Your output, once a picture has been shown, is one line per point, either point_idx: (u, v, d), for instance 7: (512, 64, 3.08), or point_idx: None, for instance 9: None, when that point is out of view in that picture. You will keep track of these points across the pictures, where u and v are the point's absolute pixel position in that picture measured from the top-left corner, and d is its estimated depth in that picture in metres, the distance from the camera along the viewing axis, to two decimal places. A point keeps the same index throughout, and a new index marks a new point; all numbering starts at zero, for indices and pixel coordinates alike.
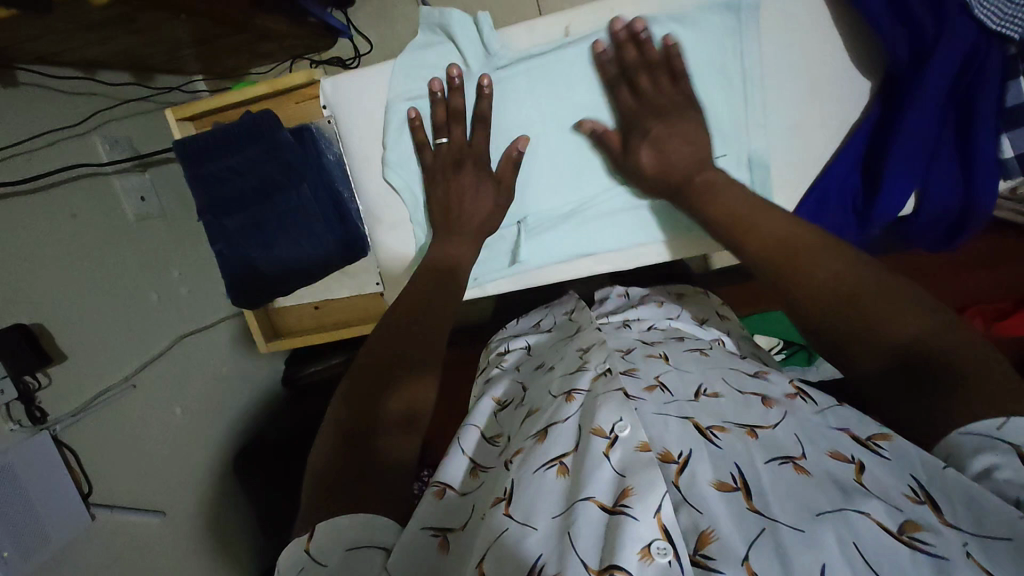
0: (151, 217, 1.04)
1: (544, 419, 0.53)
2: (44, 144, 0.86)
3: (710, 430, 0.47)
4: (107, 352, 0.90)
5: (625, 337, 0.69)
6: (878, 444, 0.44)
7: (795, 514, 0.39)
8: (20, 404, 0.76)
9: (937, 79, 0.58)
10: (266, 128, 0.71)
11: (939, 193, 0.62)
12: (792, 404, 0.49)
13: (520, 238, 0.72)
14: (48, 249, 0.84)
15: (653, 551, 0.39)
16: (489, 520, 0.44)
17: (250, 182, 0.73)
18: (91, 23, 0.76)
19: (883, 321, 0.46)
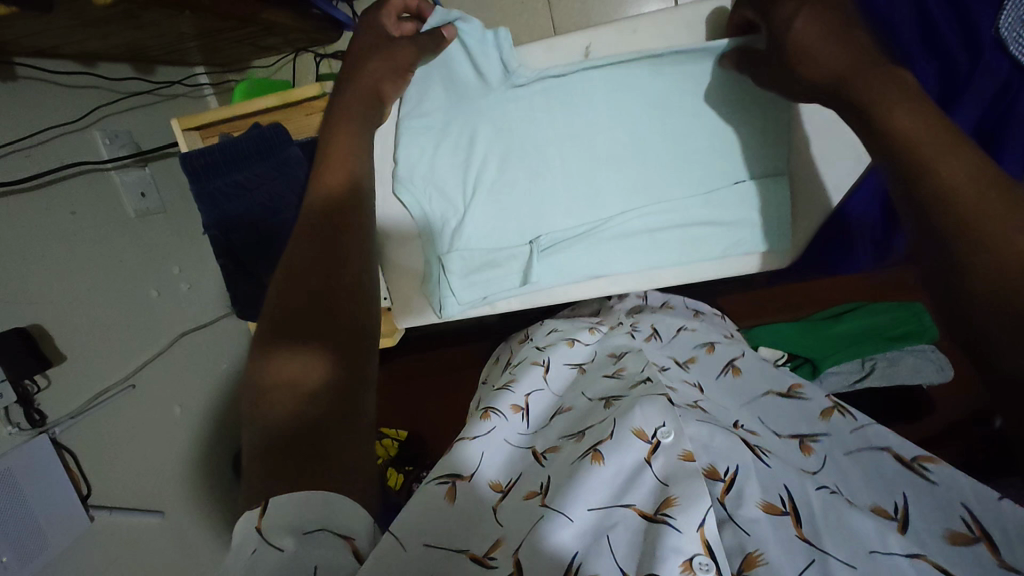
0: (151, 213, 1.03)
1: (580, 423, 0.56)
2: (43, 140, 0.84)
3: (759, 448, 0.48)
4: (106, 351, 0.89)
5: (657, 345, 0.71)
6: (925, 468, 0.50)
7: (845, 544, 0.40)
8: (19, 408, 0.75)
9: (963, 120, 0.59)
10: (276, 143, 0.69)
11: None
12: (832, 427, 0.56)
13: (530, 257, 0.71)
14: (48, 247, 0.83)
15: (695, 565, 0.38)
16: (520, 512, 0.46)
17: (257, 199, 0.70)
18: (92, 20, 0.74)
19: None
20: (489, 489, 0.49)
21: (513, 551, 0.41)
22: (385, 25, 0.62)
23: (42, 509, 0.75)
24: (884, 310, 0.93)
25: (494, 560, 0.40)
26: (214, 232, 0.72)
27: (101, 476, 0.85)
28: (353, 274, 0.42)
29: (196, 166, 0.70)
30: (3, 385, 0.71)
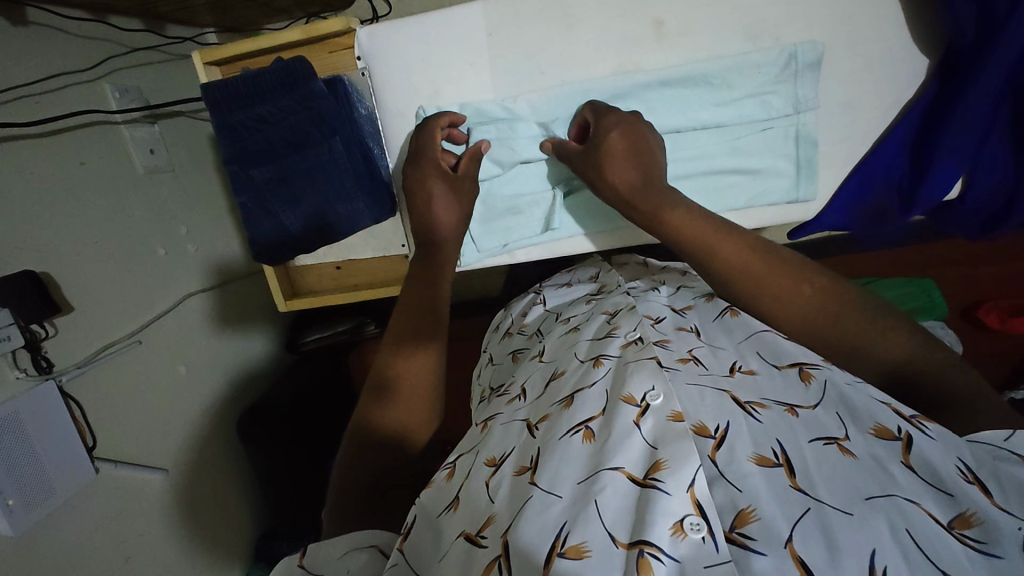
0: (160, 171, 1.01)
1: (571, 384, 0.53)
2: (53, 88, 0.82)
3: (750, 405, 0.46)
4: (114, 305, 0.88)
5: (654, 299, 0.67)
6: (924, 423, 0.44)
7: (840, 496, 0.39)
8: (26, 353, 0.74)
9: (1001, 61, 0.60)
10: (300, 76, 0.67)
11: (984, 180, 0.67)
12: (828, 371, 0.50)
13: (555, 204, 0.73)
14: (57, 195, 0.81)
15: (686, 527, 0.39)
16: (510, 486, 0.46)
17: (279, 133, 0.70)
18: None
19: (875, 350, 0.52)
20: (481, 467, 0.49)
21: (503, 534, 0.42)
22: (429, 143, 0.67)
23: (48, 455, 0.75)
24: (890, 287, 0.96)
25: (486, 538, 0.43)
26: (234, 168, 0.72)
27: (106, 429, 0.85)
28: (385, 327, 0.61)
29: (217, 97, 0.69)
30: (11, 328, 0.71)
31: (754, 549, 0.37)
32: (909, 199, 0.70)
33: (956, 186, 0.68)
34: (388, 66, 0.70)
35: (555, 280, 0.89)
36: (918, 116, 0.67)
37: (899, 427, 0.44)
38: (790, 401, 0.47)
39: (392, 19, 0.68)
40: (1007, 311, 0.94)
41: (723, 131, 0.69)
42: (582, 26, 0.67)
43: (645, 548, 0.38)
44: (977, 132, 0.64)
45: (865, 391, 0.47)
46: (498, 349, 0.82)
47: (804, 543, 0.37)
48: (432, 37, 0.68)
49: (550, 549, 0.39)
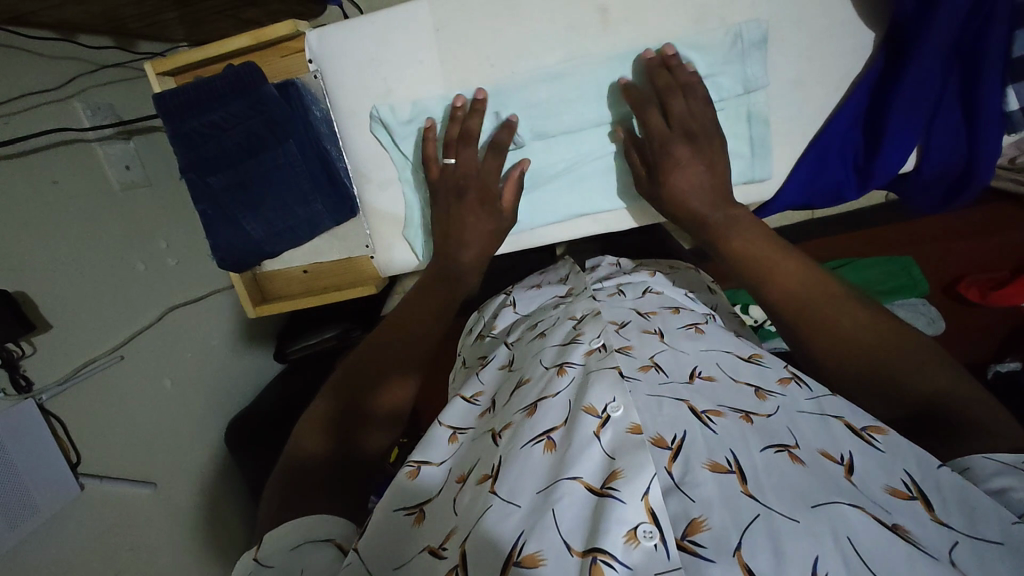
0: (137, 186, 1.02)
1: (534, 393, 0.53)
2: (23, 108, 0.83)
3: (706, 415, 0.47)
4: (93, 322, 0.89)
5: (617, 307, 0.68)
6: (873, 437, 0.45)
7: (787, 503, 0.39)
8: (4, 373, 0.74)
9: (943, 31, 0.59)
10: (252, 84, 0.69)
11: (938, 153, 0.68)
12: (785, 393, 0.51)
13: None
14: (31, 214, 0.82)
15: (639, 535, 0.39)
16: (470, 496, 0.46)
17: (234, 139, 0.71)
18: None
19: (908, 376, 0.49)
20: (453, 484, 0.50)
21: (462, 542, 0.42)
22: (434, 151, 0.70)
23: (30, 473, 0.75)
24: (872, 265, 0.98)
25: (446, 549, 0.43)
26: (190, 175, 0.72)
27: (91, 445, 0.85)
28: (382, 352, 0.61)
29: (170, 107, 0.70)
30: None
31: (703, 556, 0.36)
32: (866, 172, 0.69)
33: (912, 158, 0.69)
34: (339, 67, 0.70)
35: (528, 283, 0.89)
36: (867, 92, 0.67)
37: (844, 450, 0.44)
38: (745, 410, 0.49)
39: (339, 20, 0.68)
40: (987, 285, 0.93)
41: None
42: (531, 19, 0.67)
43: (598, 556, 0.38)
44: (929, 101, 0.63)
45: (820, 408, 0.48)
46: (471, 351, 0.83)
47: (752, 549, 0.36)
48: (382, 37, 0.68)
49: (505, 561, 0.39)
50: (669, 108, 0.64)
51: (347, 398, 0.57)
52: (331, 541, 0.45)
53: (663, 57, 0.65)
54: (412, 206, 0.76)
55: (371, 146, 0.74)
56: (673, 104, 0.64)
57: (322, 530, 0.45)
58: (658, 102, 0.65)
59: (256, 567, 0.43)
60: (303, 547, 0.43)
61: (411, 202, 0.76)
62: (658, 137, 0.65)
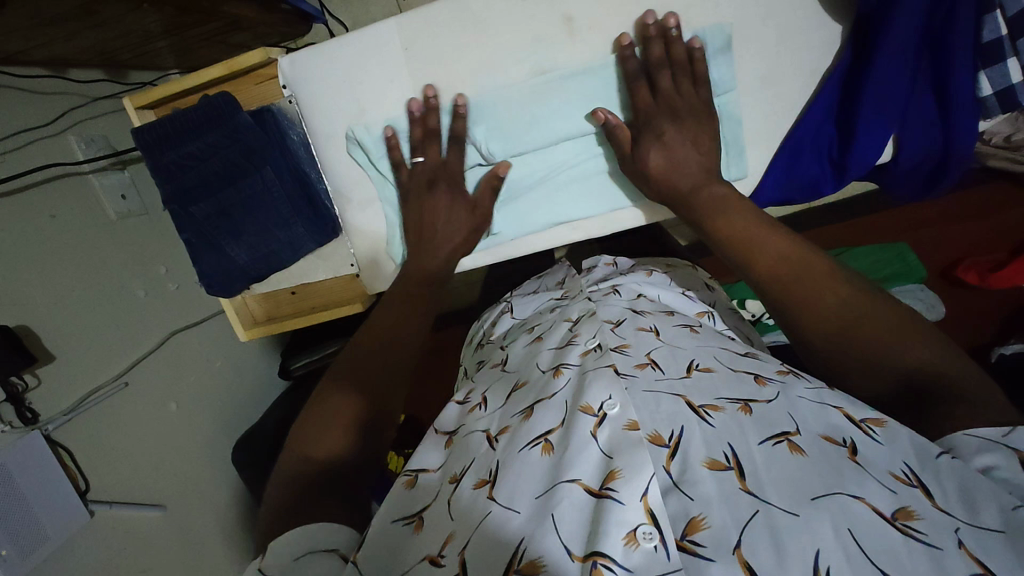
0: (134, 215, 1.04)
1: (532, 396, 0.54)
2: (18, 146, 0.84)
3: (704, 409, 0.47)
4: (97, 351, 0.91)
5: (614, 303, 0.68)
6: (872, 427, 0.43)
7: (789, 498, 0.39)
8: (10, 406, 0.76)
9: (907, 21, 0.60)
10: (223, 113, 0.71)
11: (914, 141, 0.68)
12: (787, 382, 0.49)
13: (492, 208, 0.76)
14: (29, 249, 0.83)
15: (639, 536, 0.39)
16: (467, 500, 0.46)
17: (213, 168, 0.72)
18: (51, 17, 0.74)
19: (891, 350, 0.47)
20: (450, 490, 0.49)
21: (461, 551, 0.42)
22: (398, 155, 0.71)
23: (41, 503, 0.77)
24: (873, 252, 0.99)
25: (444, 556, 0.42)
26: (173, 207, 0.73)
27: (100, 471, 0.87)
28: (380, 352, 0.60)
29: (149, 140, 0.71)
30: None
31: (704, 556, 0.37)
32: (840, 166, 0.70)
33: (889, 147, 0.70)
34: (313, 90, 0.71)
35: (523, 289, 0.89)
36: (838, 84, 0.68)
37: (845, 436, 0.43)
38: (743, 400, 0.48)
39: (309, 45, 0.68)
40: (985, 267, 0.92)
41: None
42: (503, 34, 0.68)
43: (599, 560, 0.39)
44: (901, 94, 0.64)
45: (820, 396, 0.47)
46: (468, 359, 0.83)
47: (752, 548, 0.37)
48: (352, 58, 0.69)
49: (507, 564, 0.40)
50: (656, 82, 0.65)
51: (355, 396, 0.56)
52: (336, 551, 0.44)
53: (659, 25, 0.65)
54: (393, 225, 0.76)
55: (349, 164, 0.75)
56: (660, 80, 0.65)
57: (328, 541, 0.45)
58: (647, 77, 0.66)
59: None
60: (305, 556, 0.43)
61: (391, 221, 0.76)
62: (644, 112, 0.65)
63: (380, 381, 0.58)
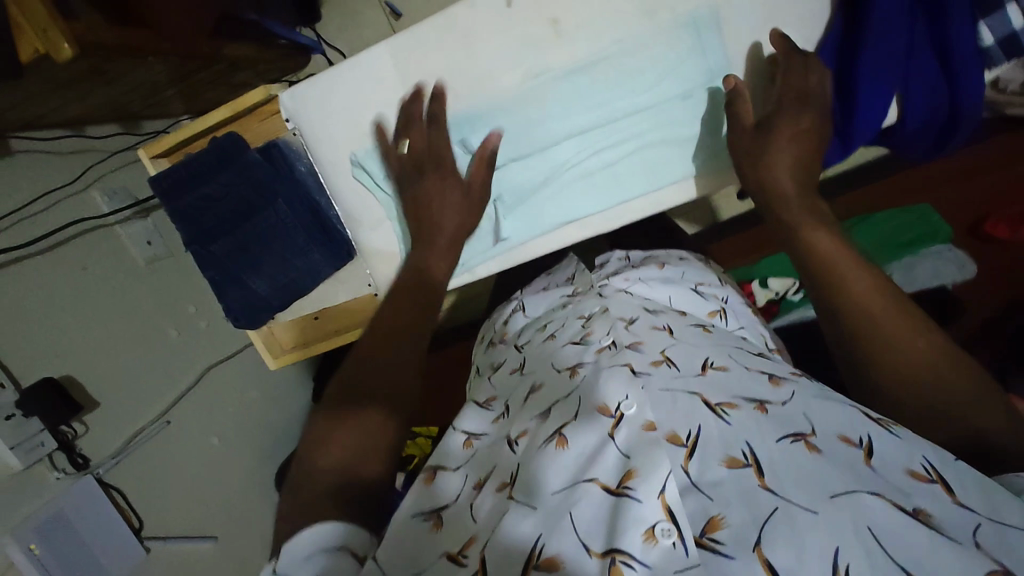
0: (161, 258, 1.05)
1: (547, 398, 0.54)
2: (44, 206, 0.88)
3: (721, 407, 0.47)
4: (136, 393, 0.94)
5: (626, 301, 0.68)
6: (890, 425, 0.45)
7: (808, 495, 0.40)
8: (62, 454, 0.82)
9: None
10: (236, 152, 0.73)
11: (918, 99, 0.66)
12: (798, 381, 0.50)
13: (499, 216, 0.76)
14: (62, 303, 0.87)
15: (658, 532, 0.40)
16: (491, 504, 0.47)
17: (228, 207, 0.75)
18: (66, 81, 0.77)
19: (964, 409, 0.48)
20: (472, 492, 0.50)
21: (483, 549, 0.43)
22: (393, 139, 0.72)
23: (97, 544, 0.82)
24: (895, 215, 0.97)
25: (466, 556, 0.43)
26: (195, 248, 0.75)
27: (150, 509, 0.91)
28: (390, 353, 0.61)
29: (165, 187, 0.74)
30: (43, 434, 0.79)
31: (725, 553, 0.38)
32: (845, 132, 0.68)
33: (893, 108, 0.68)
34: (315, 122, 0.73)
35: (537, 285, 0.89)
36: (833, 50, 0.68)
37: (862, 434, 0.44)
38: (757, 399, 0.48)
39: (308, 77, 0.71)
40: (1014, 220, 0.90)
41: (652, 114, 0.72)
42: (495, 41, 0.69)
43: (617, 556, 0.40)
44: (899, 50, 0.63)
45: (833, 397, 0.48)
46: (480, 358, 0.83)
47: (772, 543, 0.38)
48: (353, 86, 0.71)
49: (526, 562, 0.41)
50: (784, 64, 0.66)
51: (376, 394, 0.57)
52: (343, 546, 0.45)
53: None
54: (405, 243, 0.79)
55: (355, 187, 0.77)
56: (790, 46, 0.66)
57: (336, 534, 0.45)
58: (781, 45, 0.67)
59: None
60: (314, 554, 0.43)
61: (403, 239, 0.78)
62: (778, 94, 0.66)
63: (393, 381, 0.58)
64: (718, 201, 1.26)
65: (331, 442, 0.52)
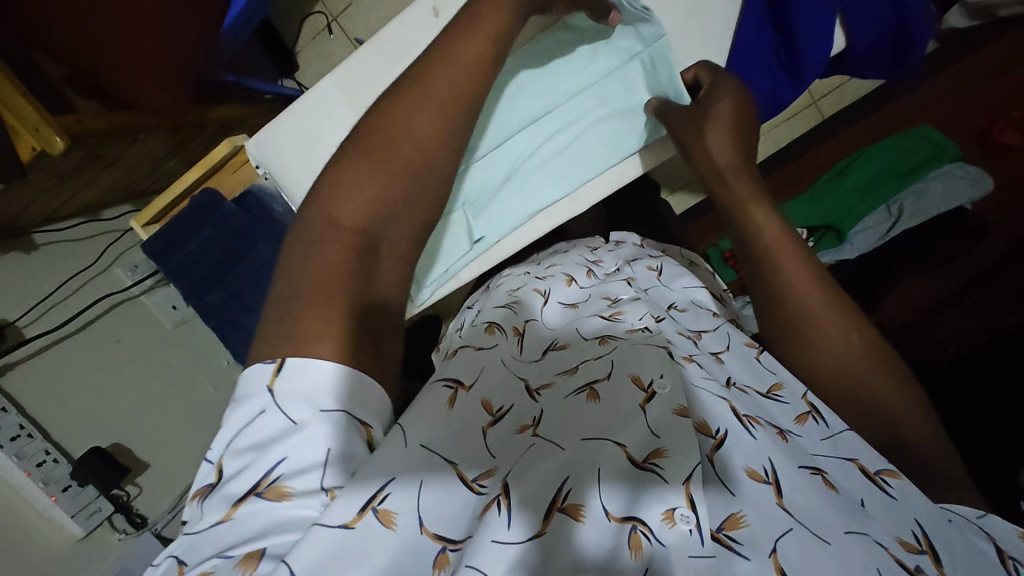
0: (190, 320, 1.11)
1: (577, 361, 0.57)
2: (72, 291, 0.95)
3: (748, 420, 0.48)
4: (181, 450, 1.00)
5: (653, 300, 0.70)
6: (886, 481, 0.47)
7: (822, 525, 0.41)
8: (121, 515, 0.88)
9: None
10: (212, 205, 0.79)
11: (861, 21, 0.75)
12: (804, 428, 0.51)
13: (468, 219, 0.75)
14: (101, 375, 0.93)
15: (676, 516, 0.39)
16: (508, 438, 0.47)
17: (217, 258, 0.79)
18: (69, 172, 0.83)
19: (905, 422, 0.52)
20: (479, 410, 0.49)
21: (503, 479, 0.41)
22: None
23: None
24: (904, 140, 0.94)
25: (484, 486, 0.41)
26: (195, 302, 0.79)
27: None
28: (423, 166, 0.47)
29: (158, 250, 0.77)
30: (99, 499, 0.85)
31: (738, 552, 0.38)
32: (795, 70, 0.79)
33: (839, 34, 0.77)
34: (280, 161, 0.75)
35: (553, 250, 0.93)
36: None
37: (861, 499, 0.46)
38: (778, 427, 0.50)
39: (267, 124, 0.73)
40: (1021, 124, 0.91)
41: (595, 95, 0.76)
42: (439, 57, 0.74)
43: (638, 526, 0.39)
44: None
45: (835, 449, 0.49)
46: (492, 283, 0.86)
47: (787, 553, 0.39)
48: (307, 122, 0.74)
49: (551, 500, 0.39)
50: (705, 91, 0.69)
51: (400, 192, 0.46)
52: (364, 426, 0.39)
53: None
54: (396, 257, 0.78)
55: None
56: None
57: (364, 408, 0.39)
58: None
59: (272, 402, 0.37)
60: (336, 414, 0.37)
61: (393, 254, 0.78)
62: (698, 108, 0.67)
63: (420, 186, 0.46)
64: None
65: (322, 257, 0.41)
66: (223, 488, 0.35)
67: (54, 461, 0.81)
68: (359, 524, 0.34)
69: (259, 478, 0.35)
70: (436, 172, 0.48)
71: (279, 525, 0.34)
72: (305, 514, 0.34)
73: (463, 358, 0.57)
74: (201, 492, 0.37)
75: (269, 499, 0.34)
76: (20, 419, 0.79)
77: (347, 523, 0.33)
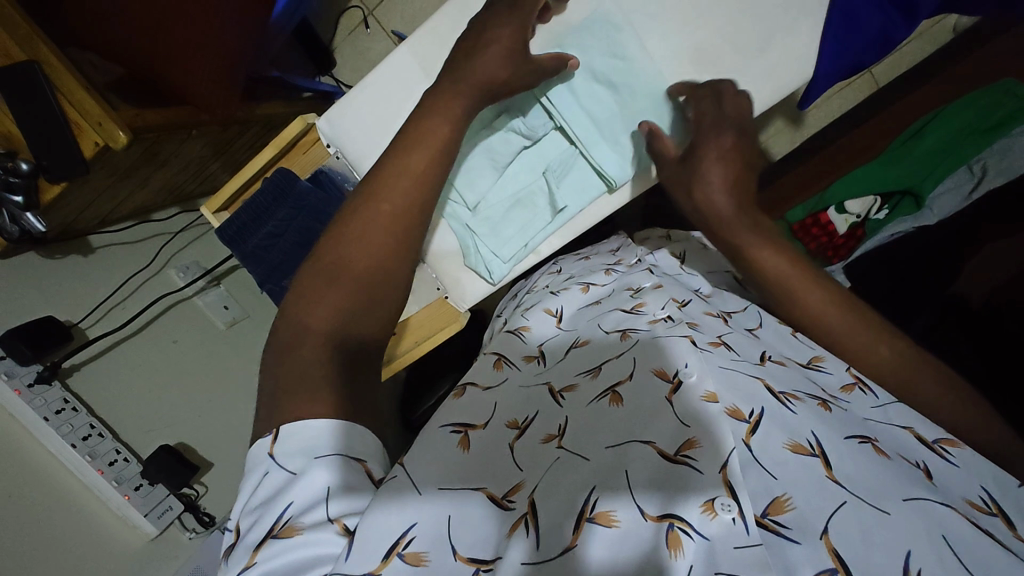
0: (241, 321, 1.10)
1: (600, 355, 0.59)
2: (128, 292, 0.94)
3: (785, 397, 0.49)
4: (241, 448, 0.99)
5: (678, 285, 0.72)
6: (947, 450, 0.48)
7: (876, 495, 0.41)
8: (190, 514, 0.87)
9: None
10: (287, 184, 0.77)
11: None
12: (849, 398, 0.52)
13: (552, 186, 0.77)
14: (161, 375, 0.92)
15: (717, 506, 0.39)
16: (537, 451, 0.49)
17: (291, 241, 0.76)
18: (126, 170, 0.83)
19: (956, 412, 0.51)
20: (506, 430, 0.52)
21: (530, 496, 0.44)
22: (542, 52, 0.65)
23: None
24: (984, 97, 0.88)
25: (513, 501, 0.44)
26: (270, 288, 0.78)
27: None
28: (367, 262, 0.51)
29: (232, 235, 0.77)
30: (169, 498, 0.85)
31: (788, 536, 0.38)
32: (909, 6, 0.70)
33: None
34: (353, 140, 0.75)
35: (577, 255, 0.96)
36: None
37: (920, 463, 0.46)
38: (821, 398, 0.51)
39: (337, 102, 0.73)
40: None
41: (673, 59, 0.72)
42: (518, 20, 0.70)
43: (675, 522, 0.39)
44: None
45: (888, 417, 0.50)
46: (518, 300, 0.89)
47: (839, 533, 0.38)
48: (380, 95, 0.73)
49: (580, 509, 0.41)
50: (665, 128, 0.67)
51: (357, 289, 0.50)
52: (359, 462, 0.43)
53: None
54: (464, 236, 0.80)
55: None
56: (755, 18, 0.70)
57: (354, 447, 0.43)
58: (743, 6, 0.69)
59: (271, 464, 0.42)
60: (324, 458, 0.41)
61: (460, 232, 0.79)
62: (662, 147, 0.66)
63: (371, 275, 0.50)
64: (768, 142, 1.25)
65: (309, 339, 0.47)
66: (246, 539, 0.41)
67: (125, 461, 0.81)
68: (385, 570, 0.38)
69: (273, 523, 0.40)
70: (397, 270, 0.52)
71: (299, 563, 0.38)
72: (322, 551, 0.38)
73: (472, 399, 0.58)
74: (224, 552, 0.42)
75: (284, 540, 0.39)
76: (92, 418, 0.79)
77: (373, 570, 0.38)
